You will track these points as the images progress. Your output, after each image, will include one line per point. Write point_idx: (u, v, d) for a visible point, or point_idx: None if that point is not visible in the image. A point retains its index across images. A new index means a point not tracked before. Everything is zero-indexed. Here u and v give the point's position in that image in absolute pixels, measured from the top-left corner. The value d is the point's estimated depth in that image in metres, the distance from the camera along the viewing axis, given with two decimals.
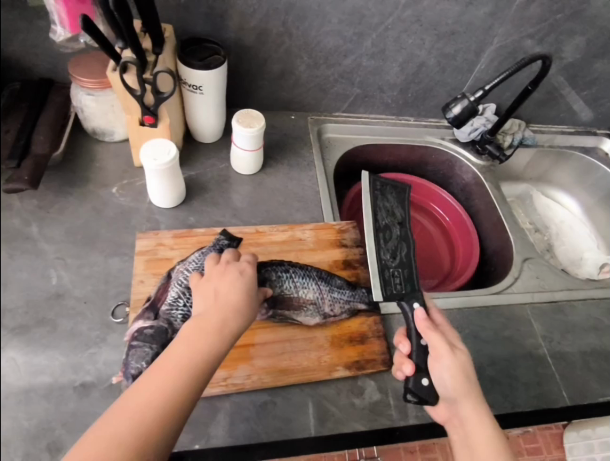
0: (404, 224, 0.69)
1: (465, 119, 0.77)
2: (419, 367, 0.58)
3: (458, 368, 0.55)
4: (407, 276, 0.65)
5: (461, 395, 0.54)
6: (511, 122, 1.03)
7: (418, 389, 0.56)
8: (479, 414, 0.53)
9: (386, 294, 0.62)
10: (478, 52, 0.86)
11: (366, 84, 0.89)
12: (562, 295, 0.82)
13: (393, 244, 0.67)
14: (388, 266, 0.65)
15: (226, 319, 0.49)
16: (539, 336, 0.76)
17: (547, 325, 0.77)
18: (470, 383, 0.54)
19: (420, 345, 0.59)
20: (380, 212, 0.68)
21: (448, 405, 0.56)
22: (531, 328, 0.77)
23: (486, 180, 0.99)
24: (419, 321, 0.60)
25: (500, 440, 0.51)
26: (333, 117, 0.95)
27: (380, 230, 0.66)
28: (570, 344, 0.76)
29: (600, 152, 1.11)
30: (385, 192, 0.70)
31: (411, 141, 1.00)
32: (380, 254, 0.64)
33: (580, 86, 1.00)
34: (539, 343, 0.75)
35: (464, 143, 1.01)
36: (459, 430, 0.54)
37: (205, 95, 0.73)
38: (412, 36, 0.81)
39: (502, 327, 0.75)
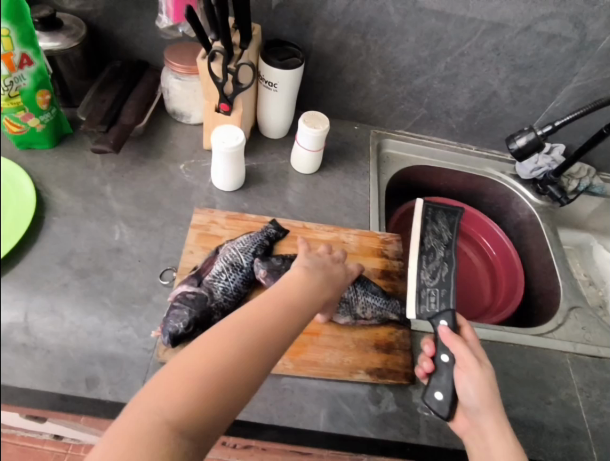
0: (450, 246, 0.72)
1: (528, 152, 0.77)
2: (436, 382, 0.59)
3: (485, 383, 0.55)
4: (445, 295, 0.67)
5: (486, 410, 0.54)
6: (580, 166, 1.00)
7: (432, 403, 0.58)
8: (501, 433, 0.53)
9: (419, 313, 0.66)
10: (555, 89, 0.85)
11: (433, 106, 0.91)
12: (607, 352, 0.77)
13: (435, 265, 0.70)
14: (426, 285, 0.68)
15: (266, 312, 0.45)
16: (576, 387, 0.72)
17: (586, 379, 0.73)
18: (494, 400, 0.54)
19: (442, 360, 0.60)
20: (427, 235, 0.73)
21: (469, 418, 0.56)
22: (568, 377, 0.73)
23: (542, 220, 0.97)
24: (443, 335, 0.60)
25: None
26: (395, 134, 0.98)
27: (424, 253, 0.71)
28: (609, 403, 0.71)
29: None
30: (436, 218, 0.74)
31: (470, 170, 1.00)
32: (419, 274, 0.69)
33: None
34: (575, 395, 0.71)
35: (524, 180, 1.01)
36: (480, 445, 0.54)
37: (278, 92, 0.78)
38: (488, 64, 0.83)
39: (537, 370, 0.73)
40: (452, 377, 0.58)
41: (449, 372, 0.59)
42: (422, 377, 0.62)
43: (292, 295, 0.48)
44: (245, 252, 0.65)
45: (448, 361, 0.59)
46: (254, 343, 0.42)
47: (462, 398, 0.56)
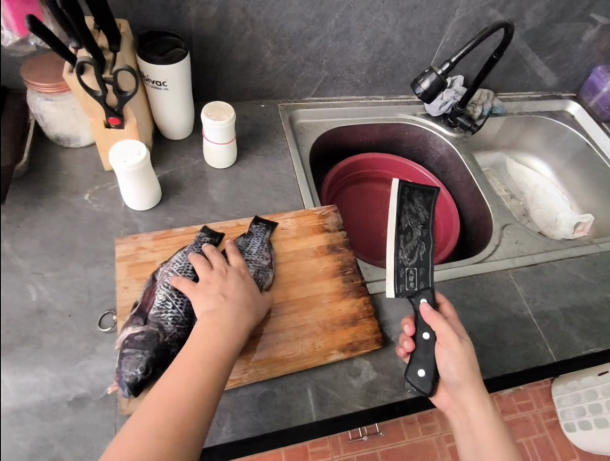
0: (427, 225, 0.71)
1: (434, 93, 0.78)
2: (418, 360, 0.61)
3: (465, 359, 0.58)
4: (423, 274, 0.68)
5: (466, 383, 0.57)
6: (479, 92, 1.05)
7: (413, 380, 0.59)
8: (482, 405, 0.56)
9: (399, 290, 0.66)
10: (442, 25, 0.88)
11: (333, 65, 0.91)
12: (538, 257, 0.84)
13: (412, 246, 0.69)
14: (404, 264, 0.68)
15: (175, 385, 0.45)
16: (522, 298, 0.78)
17: (529, 287, 0.80)
18: (474, 375, 0.57)
19: (423, 339, 0.62)
20: (404, 216, 0.70)
21: (451, 393, 0.59)
22: (515, 291, 0.79)
23: (459, 152, 1.01)
24: (425, 313, 0.62)
25: (498, 438, 0.54)
26: (304, 102, 0.96)
27: (401, 233, 0.69)
28: (551, 302, 0.79)
29: (567, 115, 1.15)
30: (412, 197, 0.71)
31: (383, 120, 1.02)
32: (397, 253, 0.67)
33: (543, 51, 1.02)
34: (524, 306, 0.77)
35: (436, 117, 1.04)
36: (461, 417, 0.58)
37: (170, 90, 0.71)
38: (375, 13, 0.82)
39: (488, 293, 0.78)
40: (433, 353, 0.60)
41: (430, 350, 0.61)
42: (402, 356, 0.63)
43: (204, 348, 0.48)
44: (184, 271, 0.60)
45: (429, 339, 0.61)
46: (177, 415, 0.44)
47: (444, 374, 0.59)
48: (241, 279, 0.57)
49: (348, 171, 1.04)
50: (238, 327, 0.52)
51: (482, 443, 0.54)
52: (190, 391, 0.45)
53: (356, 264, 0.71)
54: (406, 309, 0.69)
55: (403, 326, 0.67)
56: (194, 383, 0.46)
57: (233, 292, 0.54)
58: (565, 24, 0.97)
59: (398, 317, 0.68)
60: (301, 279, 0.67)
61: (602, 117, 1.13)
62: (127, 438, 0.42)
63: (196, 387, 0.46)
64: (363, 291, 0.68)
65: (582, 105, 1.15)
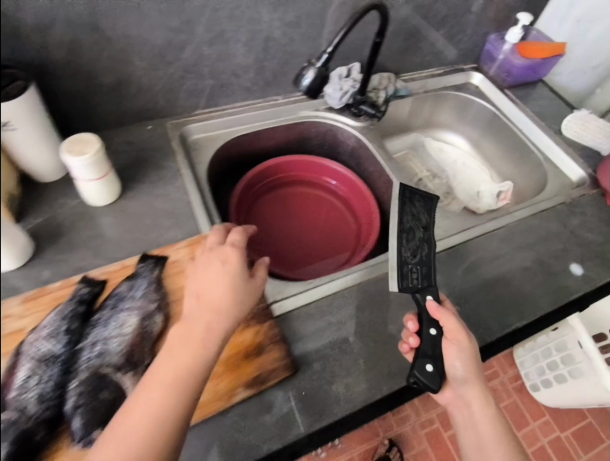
0: (428, 228, 0.74)
1: (319, 87, 0.73)
2: (425, 354, 0.62)
3: (470, 355, 0.63)
4: (426, 272, 0.69)
5: (471, 379, 0.64)
6: (380, 76, 1.01)
7: (423, 375, 0.60)
8: (477, 398, 0.64)
9: (403, 286, 0.66)
10: (322, 13, 0.83)
11: (216, 72, 0.84)
12: (455, 239, 0.81)
13: (415, 244, 0.71)
14: (407, 261, 0.69)
15: (148, 411, 0.49)
16: (444, 285, 0.76)
17: (450, 271, 0.77)
18: (476, 368, 0.64)
19: (430, 334, 0.64)
20: (406, 216, 0.73)
21: (456, 387, 0.65)
22: (437, 279, 0.76)
23: (368, 141, 0.98)
24: (432, 308, 0.65)
25: (499, 423, 0.64)
26: (195, 117, 0.90)
27: (403, 231, 0.71)
28: (474, 284, 0.76)
29: (471, 86, 1.15)
30: (413, 200, 0.76)
31: (286, 121, 0.97)
32: (401, 250, 0.69)
33: (435, 26, 1.00)
34: (446, 293, 0.75)
35: (339, 108, 0.99)
36: (464, 411, 0.65)
37: (20, 130, 0.60)
38: (245, 13, 0.76)
39: None
40: (441, 348, 0.64)
41: (437, 344, 0.63)
42: (406, 352, 0.64)
43: (176, 370, 0.51)
44: (55, 336, 0.52)
45: (436, 334, 0.64)
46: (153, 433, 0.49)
47: (450, 371, 0.64)
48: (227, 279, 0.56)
49: (260, 180, 0.98)
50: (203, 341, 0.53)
51: (484, 436, 0.63)
52: (160, 419, 0.49)
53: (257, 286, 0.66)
54: (318, 325, 0.66)
55: (314, 343, 0.64)
56: (170, 410, 0.50)
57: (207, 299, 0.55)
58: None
59: (309, 334, 0.65)
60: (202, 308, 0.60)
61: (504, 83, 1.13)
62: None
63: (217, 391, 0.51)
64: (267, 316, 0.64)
65: (484, 74, 1.15)
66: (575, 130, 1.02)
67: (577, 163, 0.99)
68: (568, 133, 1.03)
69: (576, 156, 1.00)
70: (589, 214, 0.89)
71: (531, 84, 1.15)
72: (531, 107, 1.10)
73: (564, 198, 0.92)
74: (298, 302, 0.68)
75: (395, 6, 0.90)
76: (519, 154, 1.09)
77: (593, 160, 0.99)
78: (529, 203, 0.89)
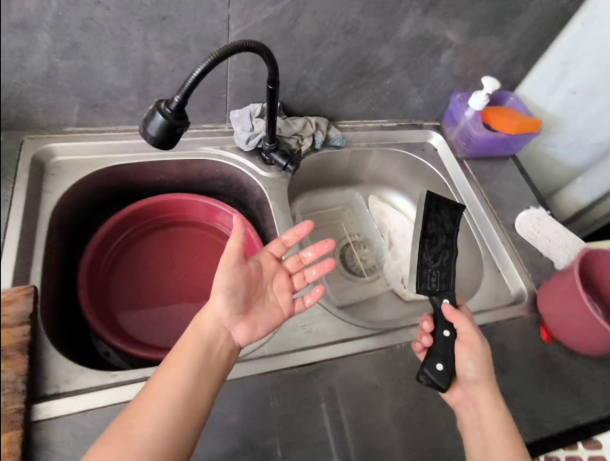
0: (451, 236, 0.72)
1: (166, 140, 0.56)
2: (436, 354, 0.62)
3: (484, 359, 0.61)
4: (445, 277, 0.69)
5: (483, 381, 0.60)
6: (305, 121, 0.84)
7: (432, 373, 0.60)
8: (493, 401, 0.59)
9: (420, 288, 0.67)
10: (216, 41, 0.67)
11: (82, 90, 0.69)
12: (324, 353, 0.64)
13: (437, 249, 0.70)
14: (427, 265, 0.69)
15: (166, 391, 0.52)
16: (276, 417, 0.58)
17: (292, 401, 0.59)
18: (489, 372, 0.61)
19: (444, 335, 0.63)
20: (430, 222, 0.71)
21: (464, 390, 0.61)
22: (268, 408, 0.58)
23: (270, 197, 0.81)
24: (447, 311, 0.64)
25: (502, 439, 0.56)
26: (63, 135, 0.75)
27: (426, 236, 0.70)
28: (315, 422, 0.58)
29: (428, 148, 0.97)
30: (439, 208, 0.73)
31: (180, 156, 0.81)
32: (421, 253, 0.69)
33: (379, 76, 0.82)
34: (273, 428, 0.57)
35: (249, 151, 0.83)
36: (471, 413, 0.59)
37: None
38: (106, 25, 0.61)
39: (225, 412, 0.57)
40: (452, 348, 0.63)
41: (450, 346, 0.63)
42: (419, 350, 0.64)
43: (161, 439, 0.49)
44: None
45: (450, 336, 0.63)
46: None
47: (461, 371, 0.62)
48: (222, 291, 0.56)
49: (141, 218, 0.83)
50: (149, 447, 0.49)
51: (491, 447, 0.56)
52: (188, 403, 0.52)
53: (24, 377, 0.54)
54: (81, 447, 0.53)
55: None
56: (187, 392, 0.52)
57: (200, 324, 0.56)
58: (395, 42, 0.77)
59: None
60: (254, 309, 0.59)
61: (461, 153, 0.95)
62: (103, 448, 0.48)
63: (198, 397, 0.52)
64: (16, 424, 0.51)
65: (445, 136, 0.97)
66: (530, 230, 0.84)
67: (521, 273, 0.80)
68: (522, 234, 0.84)
69: (521, 264, 0.81)
70: (510, 345, 0.71)
71: (496, 159, 0.96)
72: (487, 188, 0.92)
73: (487, 319, 0.73)
74: (73, 406, 0.55)
75: (321, 45, 0.73)
76: (463, 242, 0.90)
77: (539, 271, 0.81)
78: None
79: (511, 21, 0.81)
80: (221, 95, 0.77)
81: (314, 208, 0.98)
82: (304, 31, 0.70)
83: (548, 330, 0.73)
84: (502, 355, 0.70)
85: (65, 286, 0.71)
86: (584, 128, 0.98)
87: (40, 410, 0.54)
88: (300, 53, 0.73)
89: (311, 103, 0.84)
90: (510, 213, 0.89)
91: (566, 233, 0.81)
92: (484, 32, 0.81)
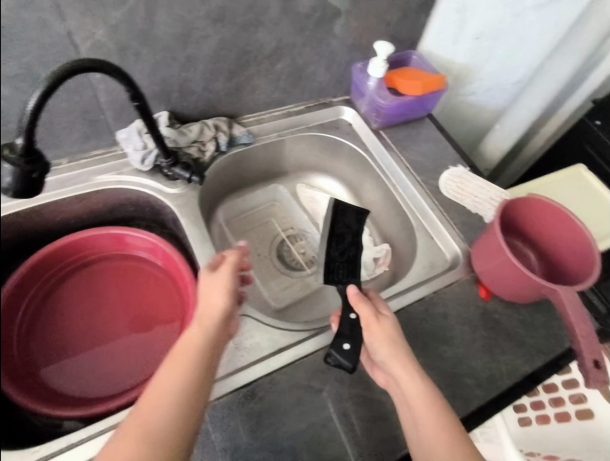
0: (358, 234, 0.78)
1: (26, 188, 0.50)
2: (342, 335, 0.60)
3: (388, 334, 0.58)
4: (351, 270, 0.74)
5: (393, 357, 0.56)
6: (202, 125, 0.78)
7: (339, 353, 0.59)
8: (412, 376, 0.55)
9: (328, 280, 0.71)
10: None
11: None
12: (261, 369, 0.60)
13: (344, 246, 0.75)
14: (335, 259, 0.74)
15: (168, 393, 0.48)
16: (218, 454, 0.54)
17: (233, 431, 0.56)
18: (399, 349, 0.57)
19: (350, 318, 0.62)
20: (337, 224, 0.77)
21: (384, 370, 0.58)
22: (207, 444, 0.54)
23: (182, 215, 0.76)
24: (350, 296, 0.62)
25: (427, 416, 0.52)
26: None
27: (333, 235, 0.75)
28: (261, 447, 0.55)
29: (343, 125, 0.93)
30: (345, 210, 0.78)
31: (76, 190, 0.73)
32: (328, 249, 0.74)
33: (268, 62, 0.76)
34: None
35: (150, 171, 0.77)
36: (396, 391, 0.56)
37: None
38: None
39: None
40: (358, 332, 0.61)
41: (356, 329, 0.61)
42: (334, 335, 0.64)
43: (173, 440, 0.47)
44: None
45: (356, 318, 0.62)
46: None
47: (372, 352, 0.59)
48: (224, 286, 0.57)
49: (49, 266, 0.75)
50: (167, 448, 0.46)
51: (422, 423, 0.52)
52: (189, 400, 0.49)
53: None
54: None
55: None
56: (186, 388, 0.49)
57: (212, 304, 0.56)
58: (274, 23, 0.70)
59: None
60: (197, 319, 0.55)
61: (375, 124, 0.91)
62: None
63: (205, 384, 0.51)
64: None
65: (357, 110, 0.93)
66: (453, 191, 0.82)
67: (453, 235, 0.79)
68: (446, 193, 0.83)
69: (451, 225, 0.80)
70: (451, 312, 0.70)
71: (412, 123, 0.93)
72: (407, 155, 0.89)
73: (425, 291, 0.71)
74: None
75: (192, 42, 0.66)
76: (396, 213, 0.88)
77: (471, 229, 0.80)
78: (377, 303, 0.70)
79: None
80: (99, 117, 0.70)
81: (241, 211, 0.94)
82: (165, 30, 0.62)
83: (487, 287, 0.71)
84: (446, 325, 0.68)
85: None
86: (497, 69, 1.01)
87: None
88: (170, 55, 0.66)
89: (204, 105, 0.78)
90: (433, 176, 0.86)
91: (488, 185, 0.80)
92: None
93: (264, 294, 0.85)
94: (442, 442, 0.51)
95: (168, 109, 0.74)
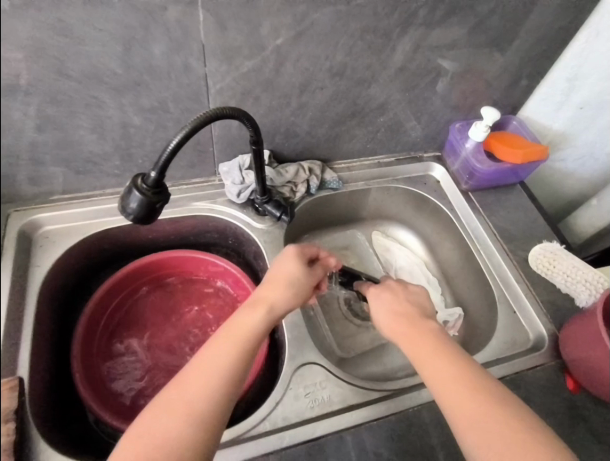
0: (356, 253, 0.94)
1: (146, 216, 0.53)
2: None
3: (391, 309, 0.64)
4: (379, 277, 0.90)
5: (409, 330, 0.61)
6: (298, 167, 0.80)
7: None
8: (424, 335, 0.60)
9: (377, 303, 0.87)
10: (197, 99, 0.65)
11: (64, 160, 0.67)
12: (330, 425, 0.60)
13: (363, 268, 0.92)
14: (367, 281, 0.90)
15: (208, 373, 0.52)
16: None
17: None
18: (401, 322, 0.62)
19: None
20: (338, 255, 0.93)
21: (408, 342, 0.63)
22: None
23: (267, 251, 0.78)
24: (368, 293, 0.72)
25: (452, 378, 0.54)
26: (52, 204, 0.73)
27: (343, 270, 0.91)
28: None
29: (429, 181, 0.92)
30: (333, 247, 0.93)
31: (172, 213, 0.78)
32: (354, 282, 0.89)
33: (370, 114, 0.79)
34: None
35: (242, 203, 0.81)
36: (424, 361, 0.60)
37: None
38: (80, 97, 0.59)
39: None
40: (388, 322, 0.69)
41: None
42: None
43: (210, 360, 0.53)
44: None
45: None
46: (199, 416, 0.49)
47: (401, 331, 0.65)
48: (285, 282, 0.62)
49: (136, 276, 0.80)
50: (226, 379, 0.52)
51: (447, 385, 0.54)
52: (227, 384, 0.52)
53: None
54: None
55: None
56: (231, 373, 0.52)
57: (285, 283, 0.62)
58: (385, 81, 0.73)
59: None
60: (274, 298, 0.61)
61: (465, 186, 0.90)
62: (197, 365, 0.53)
63: (205, 417, 0.49)
64: None
65: (446, 168, 0.93)
66: (543, 265, 0.78)
67: (539, 314, 0.75)
68: (534, 266, 0.79)
69: (537, 303, 0.76)
70: (534, 398, 0.66)
71: (502, 188, 0.91)
72: (494, 220, 0.87)
73: (506, 371, 0.69)
74: None
75: (308, 91, 0.70)
76: (475, 279, 0.85)
77: (559, 310, 0.75)
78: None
79: (507, 46, 0.76)
80: (209, 152, 0.75)
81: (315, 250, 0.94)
82: (288, 80, 0.67)
83: (575, 379, 0.67)
84: None
85: (59, 361, 0.70)
86: (596, 137, 0.92)
87: None
88: (285, 102, 0.70)
89: (303, 148, 0.81)
90: (521, 247, 0.83)
91: (585, 265, 0.75)
92: (480, 59, 0.76)
93: (330, 341, 0.83)
94: (474, 402, 0.52)
95: (270, 149, 0.78)
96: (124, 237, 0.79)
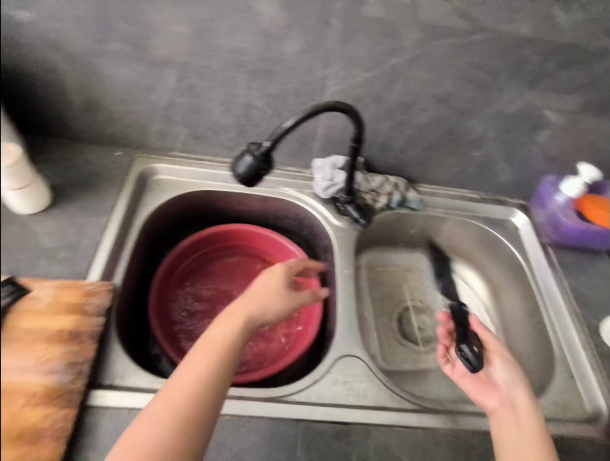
0: None
1: (251, 179, 0.61)
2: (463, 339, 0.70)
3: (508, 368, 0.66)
4: None
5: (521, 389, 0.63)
6: (385, 179, 0.85)
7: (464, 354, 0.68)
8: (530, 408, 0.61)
9: None
10: (314, 96, 0.73)
11: (191, 123, 0.78)
12: (360, 417, 0.62)
13: None
14: None
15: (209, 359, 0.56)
16: None
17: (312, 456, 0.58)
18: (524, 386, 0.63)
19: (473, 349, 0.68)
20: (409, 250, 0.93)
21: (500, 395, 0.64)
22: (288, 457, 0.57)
23: (338, 247, 0.83)
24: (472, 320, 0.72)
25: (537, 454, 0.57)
26: (169, 158, 0.85)
27: None
28: None
29: (510, 226, 0.92)
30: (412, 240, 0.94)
31: (262, 192, 0.87)
32: None
33: (465, 147, 0.82)
34: None
35: (325, 199, 0.87)
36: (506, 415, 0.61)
37: None
38: (221, 74, 0.70)
39: (245, 452, 0.57)
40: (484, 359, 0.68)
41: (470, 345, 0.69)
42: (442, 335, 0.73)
43: (213, 346, 0.57)
44: None
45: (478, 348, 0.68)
46: (193, 396, 0.53)
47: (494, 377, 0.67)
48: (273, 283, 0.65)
49: (218, 239, 0.89)
50: (223, 369, 0.55)
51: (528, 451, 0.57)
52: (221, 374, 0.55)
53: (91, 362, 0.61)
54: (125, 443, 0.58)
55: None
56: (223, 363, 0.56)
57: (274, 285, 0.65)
58: (488, 117, 0.76)
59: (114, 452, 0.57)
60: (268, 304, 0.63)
61: (545, 239, 0.89)
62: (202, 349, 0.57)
63: (199, 397, 0.53)
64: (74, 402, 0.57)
65: (530, 217, 0.91)
66: None
67: (600, 386, 0.71)
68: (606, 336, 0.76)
69: (601, 374, 0.73)
70: None
71: (587, 252, 0.88)
72: (572, 281, 0.84)
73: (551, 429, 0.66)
74: (120, 402, 0.61)
75: (413, 111, 0.75)
76: (536, 334, 0.82)
77: None
78: (482, 414, 0.65)
79: None
80: (310, 145, 0.83)
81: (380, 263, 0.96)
82: (398, 96, 0.73)
83: None
84: None
85: (139, 289, 0.80)
86: None
87: (95, 397, 0.60)
88: (390, 116, 0.76)
89: (394, 164, 0.86)
90: (595, 314, 0.80)
91: None
92: (590, 118, 0.76)
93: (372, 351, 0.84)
94: None
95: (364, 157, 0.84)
96: (217, 202, 0.88)
